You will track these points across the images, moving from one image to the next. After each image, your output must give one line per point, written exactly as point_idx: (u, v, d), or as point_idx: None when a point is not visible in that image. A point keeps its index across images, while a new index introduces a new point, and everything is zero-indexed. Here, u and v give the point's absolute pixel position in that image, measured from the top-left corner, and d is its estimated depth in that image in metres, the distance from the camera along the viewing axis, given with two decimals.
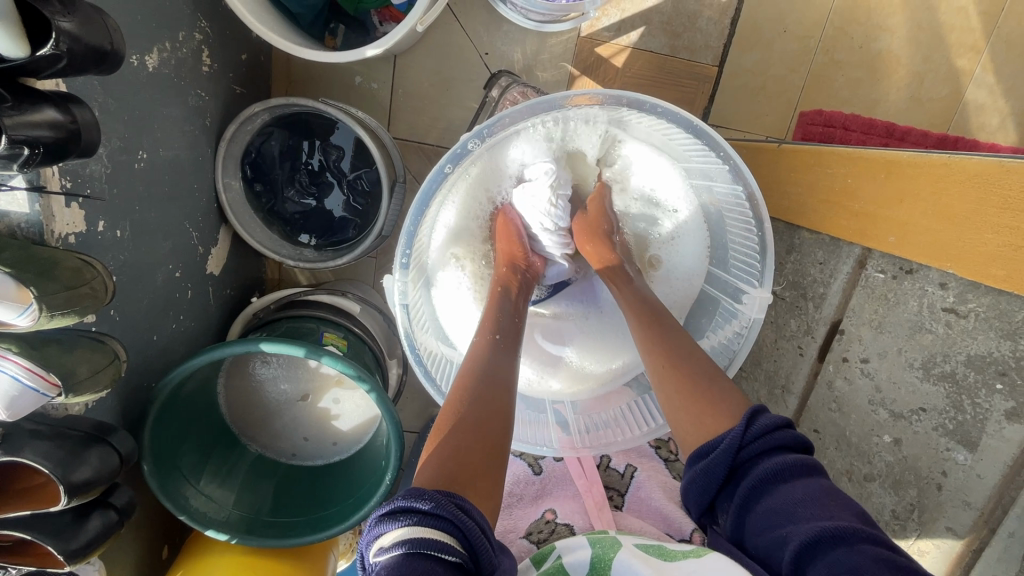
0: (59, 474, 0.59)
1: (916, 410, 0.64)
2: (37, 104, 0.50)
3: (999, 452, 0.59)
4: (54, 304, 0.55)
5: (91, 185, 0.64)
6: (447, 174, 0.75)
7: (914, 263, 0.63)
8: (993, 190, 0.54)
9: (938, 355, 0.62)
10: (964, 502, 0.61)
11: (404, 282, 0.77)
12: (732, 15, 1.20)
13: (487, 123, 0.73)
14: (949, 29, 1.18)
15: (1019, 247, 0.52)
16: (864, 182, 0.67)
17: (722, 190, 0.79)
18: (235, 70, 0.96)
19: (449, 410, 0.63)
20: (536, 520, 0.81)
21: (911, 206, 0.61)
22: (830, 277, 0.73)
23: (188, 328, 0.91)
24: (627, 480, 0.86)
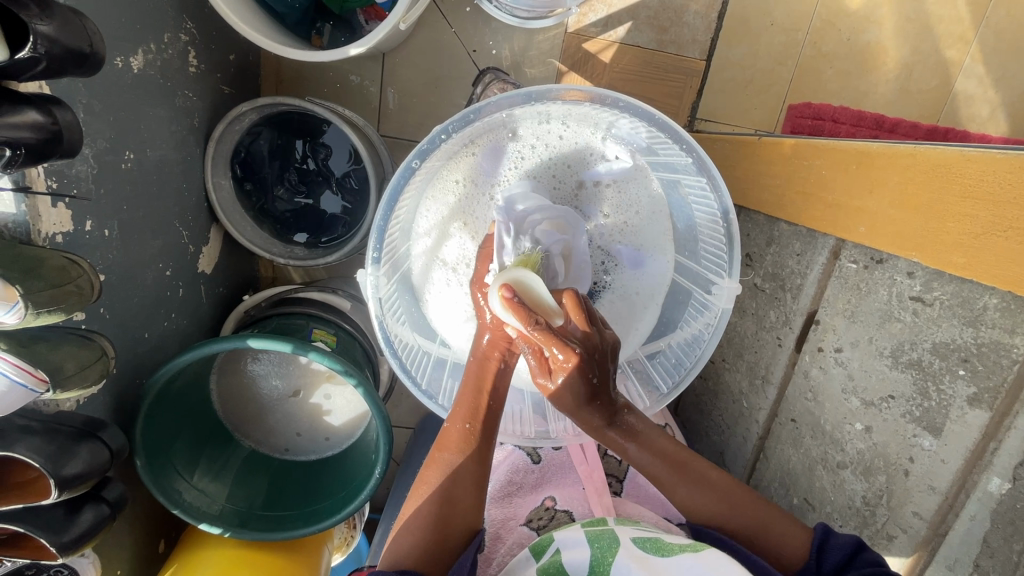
0: (49, 469, 0.60)
1: (885, 398, 0.65)
2: (18, 106, 0.51)
3: (962, 437, 0.58)
4: (39, 302, 0.56)
5: (77, 185, 0.65)
6: (416, 169, 0.69)
7: (883, 253, 0.63)
8: (954, 179, 0.54)
9: (907, 342, 0.62)
10: (929, 487, 0.61)
11: (377, 275, 0.71)
12: (719, 9, 1.20)
13: (457, 119, 0.67)
14: (937, 20, 1.18)
15: (977, 235, 0.53)
16: (836, 173, 0.67)
17: (689, 180, 0.73)
18: (223, 70, 0.97)
19: (417, 498, 0.65)
20: (535, 507, 0.79)
21: (879, 196, 0.62)
22: (806, 267, 0.74)
23: (180, 326, 0.92)
24: (625, 468, 0.84)
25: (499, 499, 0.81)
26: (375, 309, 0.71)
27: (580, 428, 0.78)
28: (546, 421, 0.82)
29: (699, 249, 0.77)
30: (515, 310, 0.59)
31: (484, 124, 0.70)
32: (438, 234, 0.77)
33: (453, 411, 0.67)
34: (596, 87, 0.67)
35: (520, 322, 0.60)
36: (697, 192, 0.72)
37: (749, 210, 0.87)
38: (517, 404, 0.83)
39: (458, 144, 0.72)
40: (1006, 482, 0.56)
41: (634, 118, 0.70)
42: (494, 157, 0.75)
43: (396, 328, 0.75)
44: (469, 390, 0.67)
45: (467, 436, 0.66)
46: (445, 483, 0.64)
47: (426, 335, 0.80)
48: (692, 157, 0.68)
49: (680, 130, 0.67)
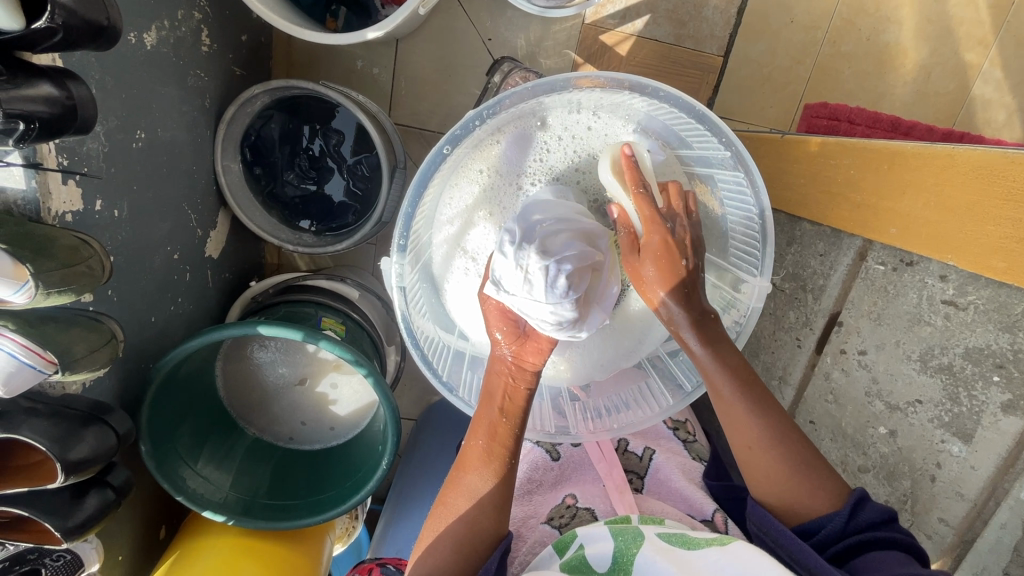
0: (56, 452, 0.59)
1: (913, 402, 0.64)
2: (33, 79, 0.49)
3: (995, 444, 0.59)
4: (50, 282, 0.55)
5: (88, 163, 0.64)
6: (447, 155, 0.71)
7: (915, 255, 0.63)
8: (997, 182, 0.53)
9: (937, 346, 0.62)
10: (957, 493, 0.62)
11: (402, 264, 0.73)
12: (739, 5, 1.19)
13: (488, 103, 0.69)
14: (958, 22, 1.17)
15: (1017, 240, 0.52)
16: (867, 173, 0.66)
17: (726, 176, 0.73)
18: (235, 51, 0.95)
19: (443, 519, 0.66)
20: (556, 505, 0.77)
21: (913, 199, 0.61)
22: (830, 268, 0.73)
23: (186, 312, 0.90)
24: (646, 463, 0.82)
25: (519, 496, 0.79)
26: (401, 306, 0.73)
27: (600, 425, 0.80)
28: (563, 412, 0.82)
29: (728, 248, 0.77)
30: (628, 168, 0.67)
31: (514, 113, 0.71)
32: (461, 224, 0.75)
33: (472, 428, 0.69)
34: (633, 75, 0.68)
35: (628, 183, 0.67)
36: (730, 185, 0.73)
37: None
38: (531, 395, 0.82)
39: (487, 134, 0.72)
40: None
41: (669, 108, 0.71)
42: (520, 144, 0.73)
43: (420, 322, 0.76)
44: (489, 408, 0.68)
45: (486, 453, 0.67)
46: (470, 509, 0.65)
47: (446, 327, 0.79)
48: (731, 152, 0.70)
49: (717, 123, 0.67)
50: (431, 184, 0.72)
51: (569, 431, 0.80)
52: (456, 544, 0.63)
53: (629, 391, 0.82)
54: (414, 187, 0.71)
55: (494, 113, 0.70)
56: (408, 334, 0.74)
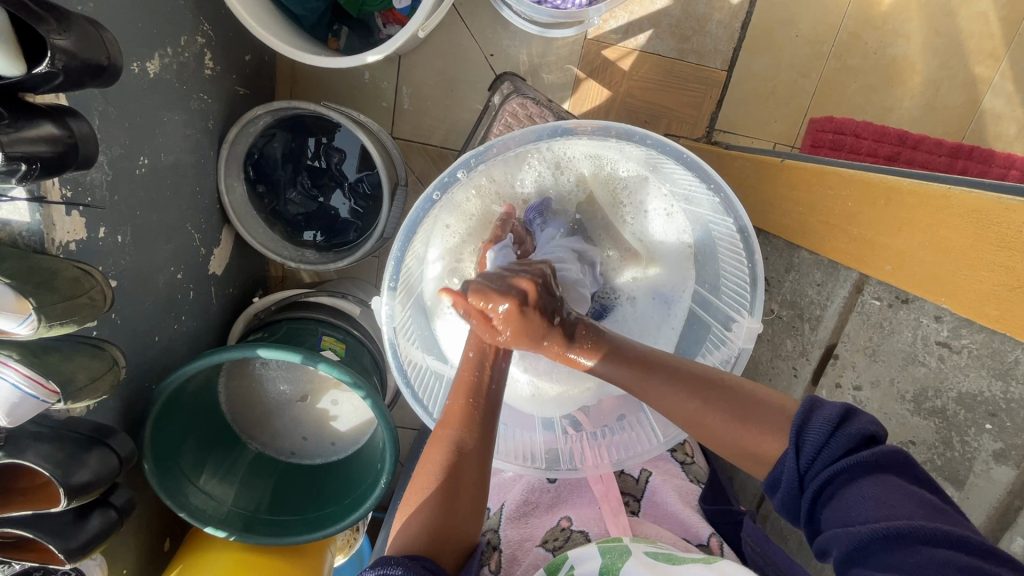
0: (59, 476, 0.61)
1: (906, 443, 0.64)
2: (35, 119, 0.50)
3: (987, 492, 0.59)
4: (52, 315, 0.56)
5: (91, 193, 0.65)
6: (435, 201, 0.73)
7: (910, 293, 0.62)
8: (992, 227, 0.52)
9: (931, 389, 0.62)
10: None
11: (393, 303, 0.75)
12: (743, 19, 1.17)
13: (475, 152, 0.71)
14: (968, 35, 1.16)
15: (1013, 288, 0.51)
16: (862, 207, 0.65)
17: (714, 216, 0.76)
18: (238, 71, 0.96)
19: (422, 487, 0.57)
20: (552, 528, 0.78)
21: (910, 236, 0.60)
22: (826, 298, 0.72)
23: (189, 329, 0.92)
24: (642, 486, 0.84)
25: (514, 518, 0.80)
26: (392, 340, 0.74)
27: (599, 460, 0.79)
28: (557, 442, 0.83)
29: (720, 284, 0.80)
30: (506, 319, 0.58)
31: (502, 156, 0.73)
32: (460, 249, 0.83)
33: (453, 385, 0.61)
34: (620, 124, 0.70)
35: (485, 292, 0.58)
36: (722, 226, 0.75)
37: (769, 234, 0.85)
38: (529, 433, 0.84)
39: (474, 175, 0.76)
40: None
41: (660, 154, 0.73)
42: (524, 173, 0.82)
43: (409, 352, 0.78)
44: (469, 366, 0.62)
45: (471, 413, 0.60)
46: (449, 462, 0.57)
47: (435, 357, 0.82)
48: (719, 197, 0.71)
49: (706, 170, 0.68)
50: (420, 229, 0.74)
51: (564, 467, 0.79)
52: (440, 511, 0.56)
53: (625, 424, 0.83)
54: (405, 233, 0.71)
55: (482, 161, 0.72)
56: (397, 366, 0.75)
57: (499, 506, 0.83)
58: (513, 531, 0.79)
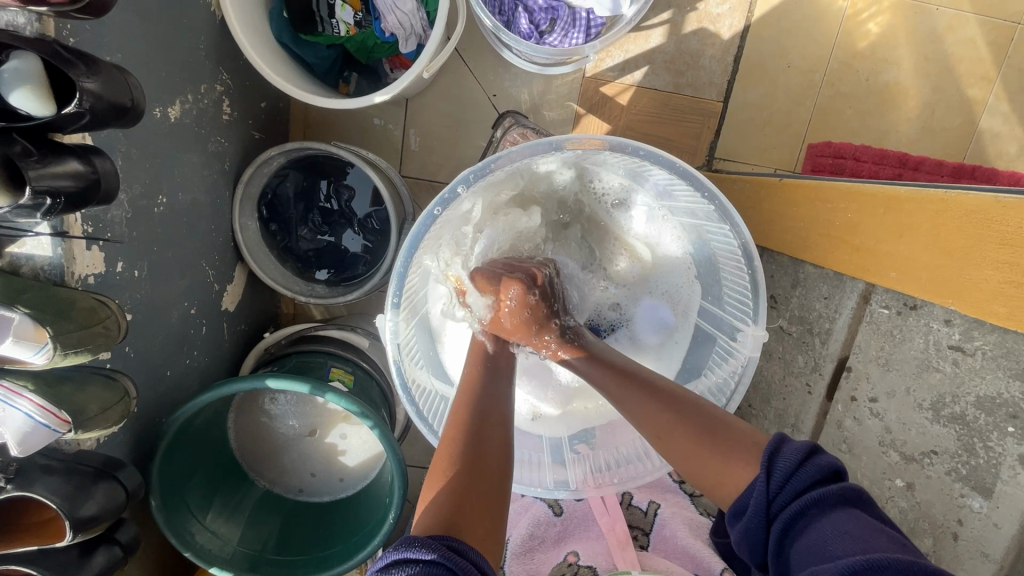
0: (66, 509, 0.61)
1: (927, 453, 0.63)
2: (62, 157, 0.53)
3: (1013, 501, 0.58)
4: (68, 343, 0.57)
5: (111, 229, 0.68)
6: (436, 217, 0.73)
7: (917, 299, 0.62)
8: (992, 227, 0.53)
9: (947, 396, 0.61)
10: (982, 554, 0.60)
11: (396, 320, 0.76)
12: (735, 53, 1.22)
13: (475, 168, 0.73)
14: (957, 60, 1.20)
15: (1019, 284, 0.51)
16: (861, 215, 0.66)
17: (710, 225, 0.78)
18: (254, 117, 1.01)
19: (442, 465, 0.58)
20: (558, 563, 0.76)
21: (910, 240, 0.60)
22: (835, 311, 0.71)
23: (201, 364, 0.93)
24: (651, 519, 0.80)
25: (522, 555, 0.77)
26: (395, 357, 0.75)
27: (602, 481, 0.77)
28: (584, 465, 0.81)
29: (721, 294, 0.81)
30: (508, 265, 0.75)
31: (501, 169, 0.75)
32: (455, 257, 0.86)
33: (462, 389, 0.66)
34: (614, 137, 0.71)
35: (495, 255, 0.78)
36: (719, 235, 0.76)
37: (772, 252, 0.83)
38: (536, 454, 0.82)
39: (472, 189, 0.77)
40: None
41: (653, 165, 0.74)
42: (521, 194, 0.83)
43: (414, 372, 0.79)
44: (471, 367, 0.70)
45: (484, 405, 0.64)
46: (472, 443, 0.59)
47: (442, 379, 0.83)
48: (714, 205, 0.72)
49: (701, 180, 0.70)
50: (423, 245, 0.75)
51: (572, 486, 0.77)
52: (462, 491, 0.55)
53: (633, 444, 0.81)
54: (408, 251, 0.72)
55: (481, 175, 0.73)
56: (403, 384, 0.75)
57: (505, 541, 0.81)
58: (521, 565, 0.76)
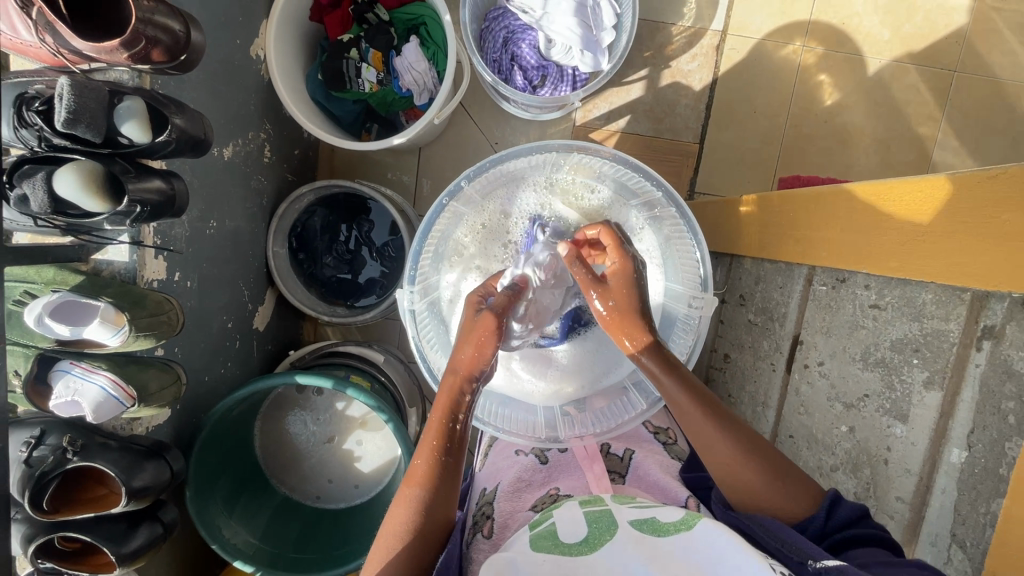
0: (123, 478, 0.70)
1: (861, 398, 0.64)
2: (150, 176, 0.67)
3: (924, 419, 0.57)
4: (140, 326, 0.69)
5: (174, 243, 0.81)
6: (445, 208, 0.87)
7: (845, 273, 0.66)
8: (884, 197, 0.59)
9: (871, 345, 0.62)
10: (905, 470, 0.59)
11: (413, 293, 0.88)
12: (706, 101, 1.39)
13: (474, 168, 0.86)
14: (905, 103, 1.36)
15: (909, 239, 0.56)
16: (798, 209, 0.72)
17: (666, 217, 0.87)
18: (288, 162, 1.18)
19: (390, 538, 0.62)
20: (541, 497, 0.75)
21: (832, 222, 0.66)
22: (788, 297, 0.76)
23: (233, 374, 1.03)
24: (627, 463, 0.82)
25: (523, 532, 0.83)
26: (410, 327, 0.87)
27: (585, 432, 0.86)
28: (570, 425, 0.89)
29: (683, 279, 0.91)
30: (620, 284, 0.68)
31: (496, 172, 0.88)
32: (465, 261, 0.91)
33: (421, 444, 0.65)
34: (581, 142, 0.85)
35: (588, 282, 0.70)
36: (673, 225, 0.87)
37: (735, 257, 0.93)
38: (530, 416, 0.90)
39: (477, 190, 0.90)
40: (964, 452, 0.53)
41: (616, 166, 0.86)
42: (516, 205, 0.90)
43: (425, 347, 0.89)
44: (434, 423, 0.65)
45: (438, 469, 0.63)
46: (416, 522, 0.62)
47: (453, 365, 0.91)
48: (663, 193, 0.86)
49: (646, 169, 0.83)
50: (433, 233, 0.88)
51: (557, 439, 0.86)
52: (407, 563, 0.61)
53: (614, 404, 0.89)
54: (421, 232, 0.86)
55: (479, 174, 0.86)
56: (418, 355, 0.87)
57: (494, 485, 0.80)
58: (506, 507, 0.75)
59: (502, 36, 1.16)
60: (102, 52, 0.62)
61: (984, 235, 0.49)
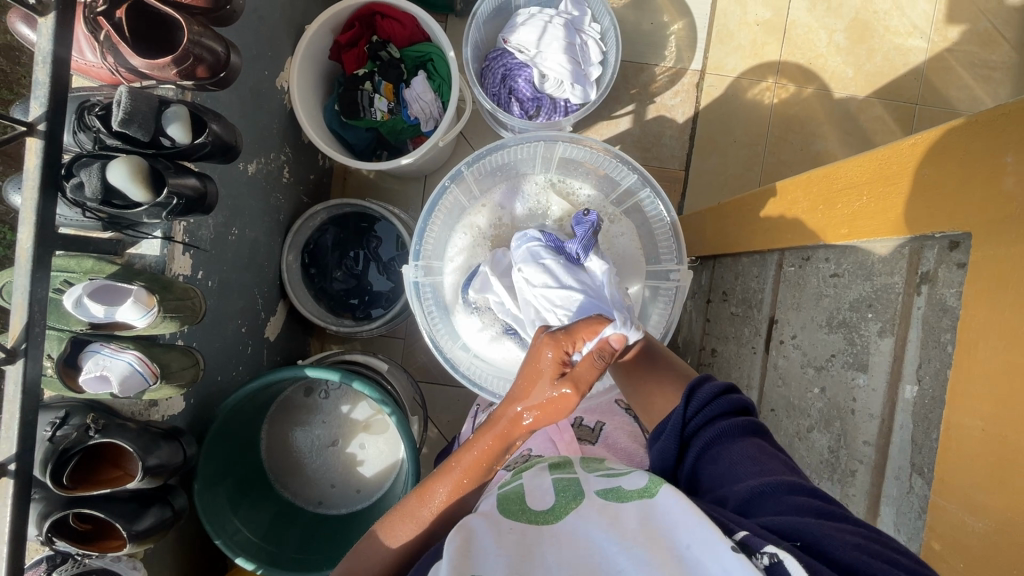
0: (140, 453, 0.74)
1: (829, 358, 0.68)
2: (186, 174, 0.75)
3: (882, 365, 0.61)
4: (167, 308, 0.75)
5: (200, 243, 0.89)
6: (447, 189, 0.94)
7: (808, 252, 0.73)
8: (829, 181, 0.66)
9: (835, 310, 0.68)
10: (869, 414, 0.62)
11: (418, 270, 0.94)
12: (690, 133, 1.51)
13: (474, 155, 0.93)
14: (874, 132, 1.47)
15: (851, 213, 0.63)
16: (765, 203, 0.81)
17: (642, 199, 0.94)
18: (305, 185, 1.28)
19: (384, 540, 0.64)
20: (515, 457, 0.81)
21: (792, 208, 0.74)
22: (763, 284, 0.84)
23: (243, 377, 1.08)
24: (597, 433, 0.86)
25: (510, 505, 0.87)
26: (413, 301, 0.94)
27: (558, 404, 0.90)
28: None
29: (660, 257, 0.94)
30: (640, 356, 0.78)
31: (493, 161, 0.95)
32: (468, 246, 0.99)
33: (448, 472, 0.65)
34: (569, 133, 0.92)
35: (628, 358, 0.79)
36: (648, 208, 0.93)
37: (720, 259, 1.01)
38: None
39: (477, 179, 0.97)
40: (915, 386, 0.56)
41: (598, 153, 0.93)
42: (514, 194, 0.98)
43: (427, 318, 0.95)
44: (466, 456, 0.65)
45: (456, 492, 0.65)
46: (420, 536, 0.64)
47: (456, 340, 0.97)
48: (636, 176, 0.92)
49: (623, 155, 0.90)
50: (435, 214, 0.95)
51: None
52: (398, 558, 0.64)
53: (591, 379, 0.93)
54: (424, 213, 0.93)
55: (478, 161, 0.93)
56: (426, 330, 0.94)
57: None
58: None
59: (501, 73, 1.28)
60: (155, 68, 0.71)
61: (905, 195, 0.55)
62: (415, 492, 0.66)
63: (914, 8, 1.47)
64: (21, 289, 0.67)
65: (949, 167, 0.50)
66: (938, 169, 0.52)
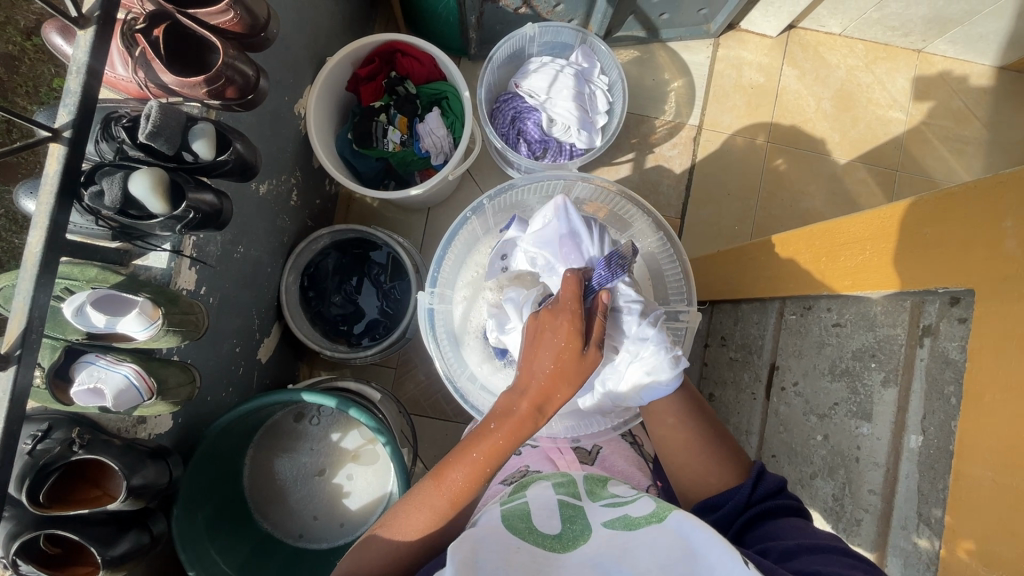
0: (125, 473, 0.71)
1: (832, 407, 0.70)
2: (204, 189, 0.76)
3: (886, 415, 0.62)
4: (170, 322, 0.75)
5: (207, 259, 0.89)
6: (467, 220, 0.98)
7: (809, 302, 0.77)
8: (831, 234, 0.70)
9: (836, 360, 0.71)
10: (873, 462, 0.63)
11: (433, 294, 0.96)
12: (686, 184, 1.57)
13: (497, 188, 0.97)
14: (859, 194, 1.55)
15: (852, 265, 0.66)
16: (764, 253, 0.85)
17: (650, 241, 0.98)
18: (310, 209, 1.28)
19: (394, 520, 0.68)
20: (512, 473, 0.85)
21: (793, 258, 0.78)
22: (764, 330, 0.87)
23: (232, 400, 1.05)
24: (593, 457, 0.88)
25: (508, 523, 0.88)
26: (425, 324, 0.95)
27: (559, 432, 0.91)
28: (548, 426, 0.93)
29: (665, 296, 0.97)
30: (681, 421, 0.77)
31: (514, 196, 0.99)
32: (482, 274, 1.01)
33: (467, 448, 0.68)
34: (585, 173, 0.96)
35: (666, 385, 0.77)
36: (655, 246, 0.97)
37: (719, 304, 1.04)
38: None
39: (497, 211, 1.01)
40: (919, 436, 0.58)
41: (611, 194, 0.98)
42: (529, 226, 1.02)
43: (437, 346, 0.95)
44: (481, 445, 0.67)
45: (473, 480, 0.67)
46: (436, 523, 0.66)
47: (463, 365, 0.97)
48: (650, 220, 0.96)
49: (634, 196, 0.94)
50: (454, 241, 0.98)
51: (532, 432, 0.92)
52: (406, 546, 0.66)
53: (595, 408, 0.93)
54: (445, 241, 0.96)
55: (500, 195, 0.97)
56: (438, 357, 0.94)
57: None
58: None
59: (511, 115, 1.34)
60: (185, 86, 0.73)
61: (905, 252, 0.59)
62: (434, 475, 0.68)
63: (894, 83, 1.58)
64: (24, 293, 0.64)
65: (951, 228, 0.54)
66: (939, 230, 0.55)
